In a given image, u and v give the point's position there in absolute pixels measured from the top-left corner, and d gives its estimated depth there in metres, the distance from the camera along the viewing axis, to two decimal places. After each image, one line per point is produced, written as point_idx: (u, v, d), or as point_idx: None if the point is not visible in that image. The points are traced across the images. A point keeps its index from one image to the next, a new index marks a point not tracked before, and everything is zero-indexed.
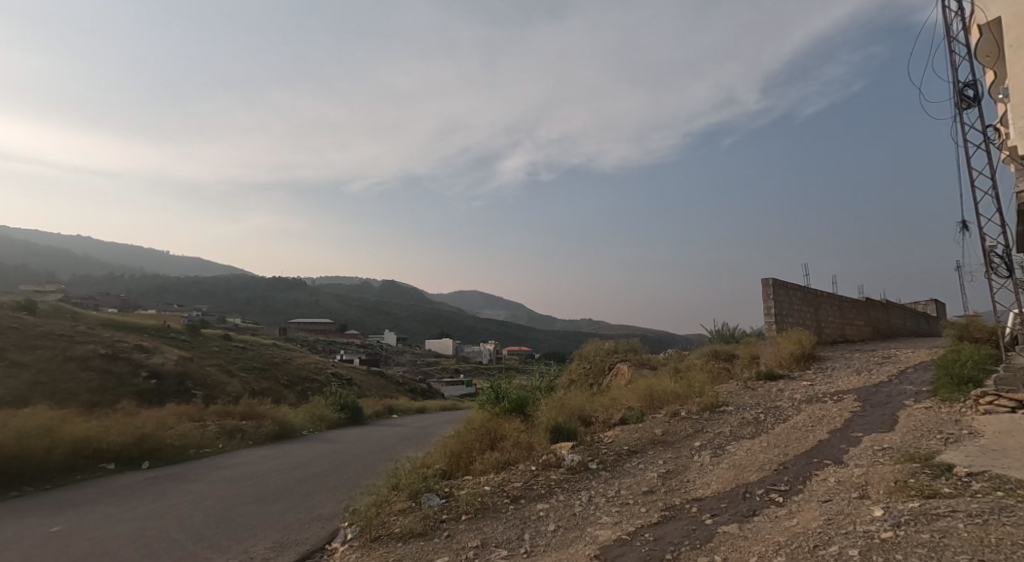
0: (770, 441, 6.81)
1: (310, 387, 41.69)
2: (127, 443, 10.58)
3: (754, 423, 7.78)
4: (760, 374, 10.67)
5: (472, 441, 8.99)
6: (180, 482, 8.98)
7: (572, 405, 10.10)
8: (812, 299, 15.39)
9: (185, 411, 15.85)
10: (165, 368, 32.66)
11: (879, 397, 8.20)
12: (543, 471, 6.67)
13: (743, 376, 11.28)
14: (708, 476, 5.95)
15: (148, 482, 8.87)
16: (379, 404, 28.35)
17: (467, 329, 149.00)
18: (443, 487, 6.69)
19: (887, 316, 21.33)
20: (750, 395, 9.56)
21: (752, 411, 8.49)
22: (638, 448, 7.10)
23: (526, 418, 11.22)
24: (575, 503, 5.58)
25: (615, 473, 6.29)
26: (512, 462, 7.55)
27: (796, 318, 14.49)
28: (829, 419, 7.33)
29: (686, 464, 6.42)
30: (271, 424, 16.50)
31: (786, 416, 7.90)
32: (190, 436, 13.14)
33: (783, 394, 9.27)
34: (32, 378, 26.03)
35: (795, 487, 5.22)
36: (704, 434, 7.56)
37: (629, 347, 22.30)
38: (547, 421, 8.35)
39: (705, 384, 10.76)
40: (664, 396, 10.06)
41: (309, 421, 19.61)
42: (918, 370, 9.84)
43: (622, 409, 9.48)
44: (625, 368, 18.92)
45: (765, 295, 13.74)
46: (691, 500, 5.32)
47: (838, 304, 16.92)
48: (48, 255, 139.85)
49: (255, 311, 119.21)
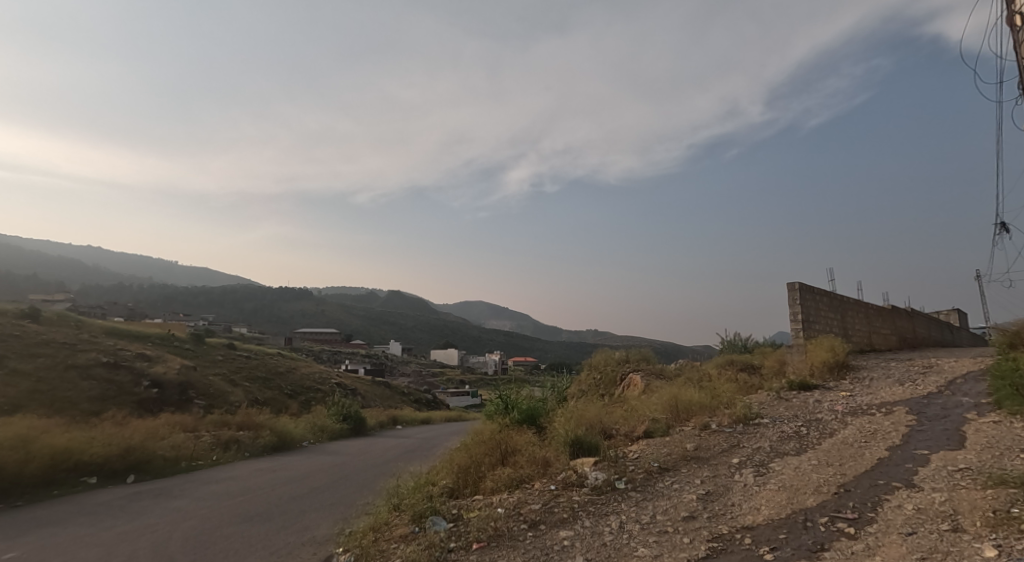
0: (820, 459, 6.01)
1: (313, 397, 40.93)
2: (111, 455, 9.87)
3: (795, 438, 6.98)
4: (793, 383, 9.86)
5: (482, 456, 8.23)
6: (163, 498, 8.25)
7: (590, 416, 9.33)
8: (839, 304, 14.58)
9: (180, 420, 15.16)
10: (167, 377, 32.07)
11: (934, 409, 7.37)
12: (564, 491, 5.90)
13: (772, 386, 10.49)
14: (756, 499, 5.14)
15: (128, 499, 8.13)
16: (383, 415, 27.56)
17: (473, 340, 148.06)
18: (451, 507, 5.95)
19: (913, 325, 20.42)
20: (785, 406, 8.73)
21: (791, 424, 7.68)
22: (670, 466, 6.30)
23: (538, 430, 10.47)
24: (604, 530, 4.79)
25: (647, 495, 5.50)
26: (528, 480, 6.81)
27: (823, 325, 13.66)
28: (885, 434, 6.51)
29: (727, 485, 5.62)
30: (269, 435, 15.78)
31: (831, 430, 7.08)
32: (183, 447, 12.45)
33: (822, 406, 8.46)
34: (31, 386, 25.51)
35: (865, 516, 4.43)
36: (741, 450, 6.77)
37: (641, 357, 21.48)
38: (566, 434, 7.57)
39: (732, 394, 9.94)
40: (691, 406, 9.29)
41: (309, 432, 18.86)
42: (968, 381, 8.99)
43: (646, 421, 8.68)
44: (638, 379, 18.11)
45: (791, 300, 12.94)
46: (741, 529, 4.52)
47: (864, 311, 16.08)
48: (58, 265, 140.60)
49: (262, 321, 119.01)
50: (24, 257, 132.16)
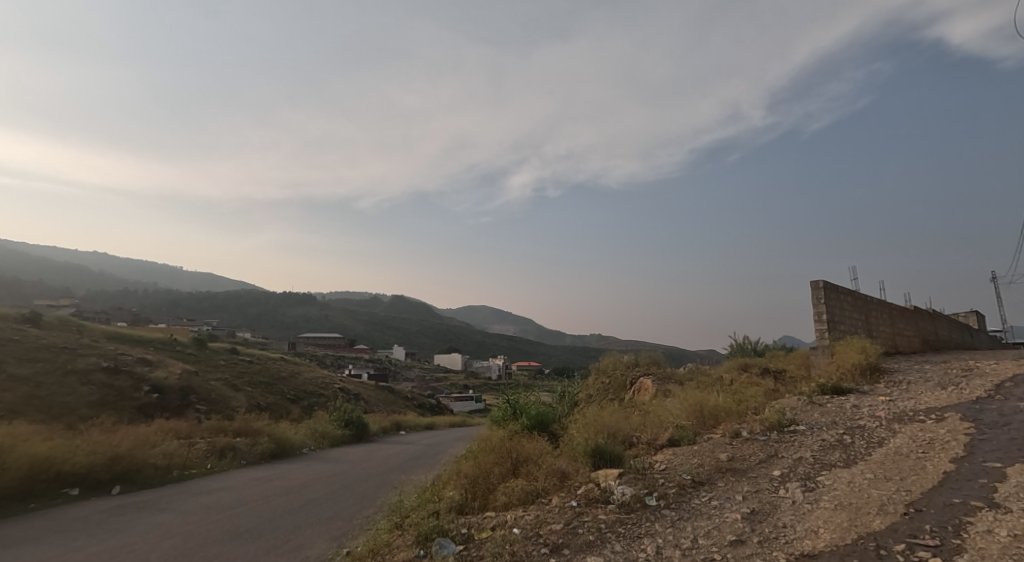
0: (876, 472, 5.32)
1: (315, 402, 40.35)
2: (96, 464, 9.26)
3: (840, 447, 6.31)
4: (825, 387, 9.15)
5: (492, 465, 7.60)
6: (147, 512, 7.63)
7: (607, 422, 8.68)
8: (863, 304, 13.90)
9: (175, 426, 14.56)
10: (168, 382, 31.55)
11: (990, 416, 6.69)
12: (587, 508, 5.26)
13: (801, 389, 9.77)
14: (812, 521, 4.47)
15: (109, 513, 7.50)
16: (387, 421, 26.92)
17: (477, 345, 147.27)
18: (460, 526, 5.33)
19: (934, 326, 19.68)
20: (820, 411, 8.05)
21: (832, 431, 7.00)
22: (704, 479, 5.63)
23: (550, 437, 9.82)
24: (640, 558, 4.13)
25: (684, 513, 4.83)
26: (544, 495, 6.18)
27: (849, 326, 12.97)
28: (944, 444, 5.82)
29: (773, 502, 4.96)
30: (267, 441, 15.16)
31: (880, 439, 6.40)
32: (176, 455, 11.85)
33: (861, 412, 7.78)
34: (29, 392, 24.97)
35: (950, 543, 3.76)
36: (780, 460, 6.10)
37: (651, 361, 20.72)
38: (585, 443, 6.90)
39: (758, 398, 9.28)
40: (717, 411, 8.63)
41: (310, 438, 18.23)
42: (1020, 384, 8.28)
43: (670, 428, 8.02)
44: (649, 383, 17.37)
45: (815, 299, 12.29)
46: (802, 558, 3.85)
47: (888, 312, 15.39)
48: (63, 271, 141.02)
49: (266, 327, 118.68)
50: (30, 262, 132.21)
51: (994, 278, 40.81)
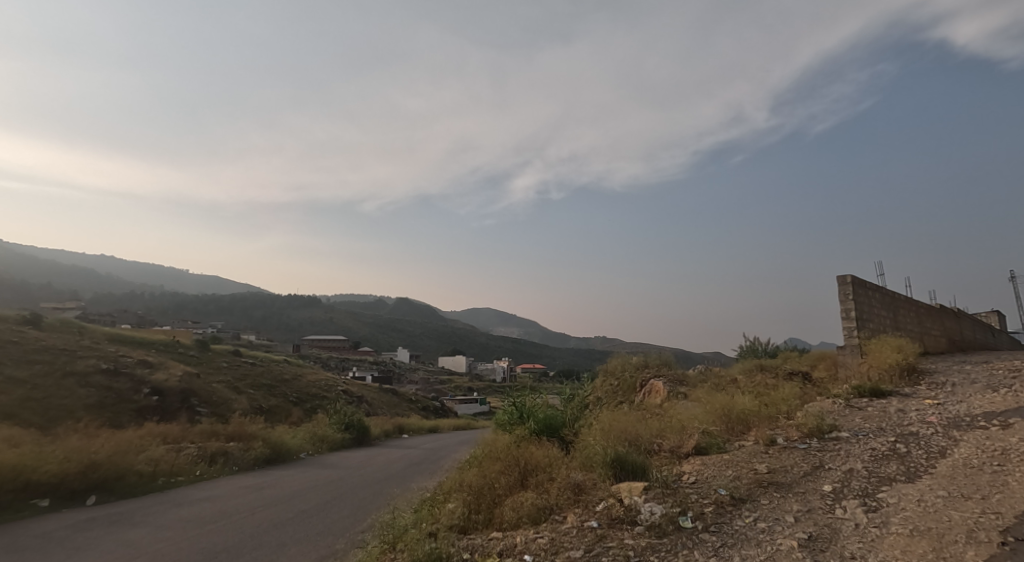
0: (948, 489, 4.53)
1: (318, 405, 39.72)
2: (70, 472, 8.59)
3: (895, 458, 5.52)
4: (862, 389, 8.34)
5: (498, 475, 6.87)
6: (118, 527, 6.95)
7: (622, 427, 7.92)
8: (891, 301, 13.09)
9: (165, 430, 13.86)
10: (168, 384, 30.93)
11: None
12: (611, 531, 4.51)
13: (835, 391, 8.94)
14: (885, 550, 3.70)
15: (74, 528, 6.81)
16: (389, 424, 26.24)
17: (482, 347, 146.59)
18: (462, 550, 4.59)
19: (960, 327, 18.77)
20: (862, 416, 7.24)
21: (881, 439, 6.22)
22: (744, 495, 4.86)
23: (560, 443, 9.11)
24: None
25: (727, 539, 4.07)
26: (558, 512, 5.44)
27: (878, 324, 12.16)
28: (1020, 455, 5.02)
29: (832, 525, 4.19)
30: (262, 446, 14.48)
31: (940, 448, 5.61)
32: (162, 461, 11.17)
33: (909, 417, 6.98)
34: (25, 394, 24.39)
35: None
36: (828, 473, 5.34)
37: (661, 362, 19.91)
38: (604, 453, 6.13)
39: (788, 400, 8.48)
40: (745, 415, 7.85)
41: (308, 442, 17.54)
42: None
43: (695, 434, 7.27)
44: (660, 386, 16.59)
45: (842, 295, 11.49)
46: None
47: (915, 310, 14.55)
48: (71, 275, 142.07)
49: (270, 329, 118.51)
50: (35, 265, 132.21)
51: (1012, 277, 39.76)
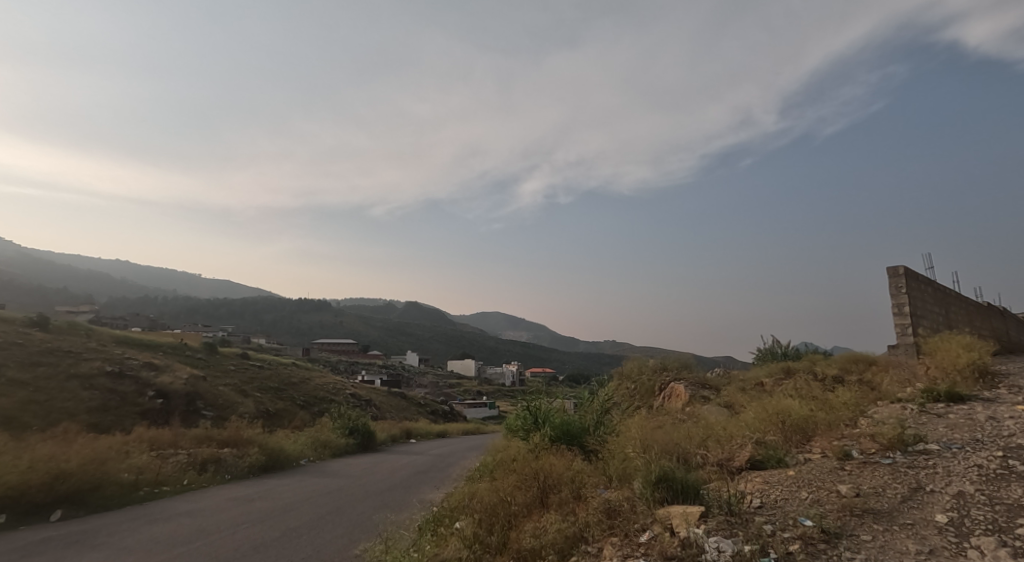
0: None
1: (326, 409, 38.87)
2: (32, 484, 7.66)
3: (1016, 480, 4.38)
4: (937, 394, 7.16)
5: (515, 491, 5.81)
6: (75, 550, 5.98)
7: (658, 435, 6.80)
8: (943, 297, 11.84)
9: (156, 435, 12.97)
10: (173, 386, 30.21)
11: None
12: None
13: (902, 396, 7.74)
14: None
15: (23, 551, 5.85)
16: (396, 428, 25.28)
17: (491, 351, 145.64)
18: None
19: (1006, 326, 17.37)
20: (946, 424, 6.09)
21: (983, 453, 5.07)
22: (837, 528, 3.77)
23: (581, 452, 8.04)
24: None
25: None
26: (590, 543, 4.38)
27: (932, 320, 10.90)
28: None
29: None
30: (257, 452, 13.52)
31: None
32: (146, 470, 10.23)
33: (1006, 427, 5.81)
34: (26, 397, 23.70)
35: None
36: (938, 498, 4.19)
37: (681, 365, 18.75)
38: (646, 470, 5.04)
39: (849, 405, 7.33)
40: (804, 423, 6.72)
41: (309, 448, 16.57)
42: None
43: (747, 445, 6.16)
44: (680, 389, 15.43)
45: (894, 288, 10.30)
46: None
47: (965, 306, 13.21)
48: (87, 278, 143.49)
49: (280, 333, 118.34)
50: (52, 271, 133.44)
51: None
